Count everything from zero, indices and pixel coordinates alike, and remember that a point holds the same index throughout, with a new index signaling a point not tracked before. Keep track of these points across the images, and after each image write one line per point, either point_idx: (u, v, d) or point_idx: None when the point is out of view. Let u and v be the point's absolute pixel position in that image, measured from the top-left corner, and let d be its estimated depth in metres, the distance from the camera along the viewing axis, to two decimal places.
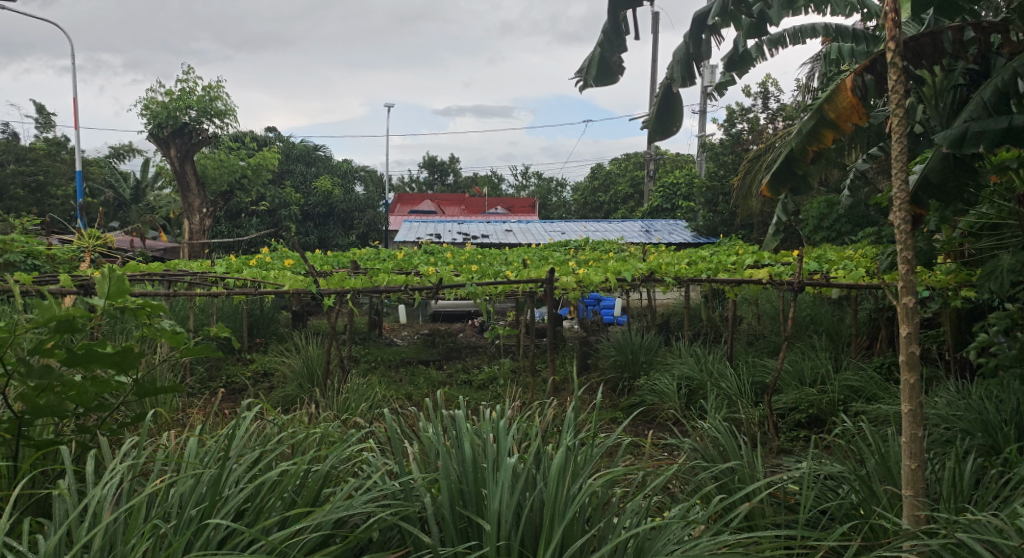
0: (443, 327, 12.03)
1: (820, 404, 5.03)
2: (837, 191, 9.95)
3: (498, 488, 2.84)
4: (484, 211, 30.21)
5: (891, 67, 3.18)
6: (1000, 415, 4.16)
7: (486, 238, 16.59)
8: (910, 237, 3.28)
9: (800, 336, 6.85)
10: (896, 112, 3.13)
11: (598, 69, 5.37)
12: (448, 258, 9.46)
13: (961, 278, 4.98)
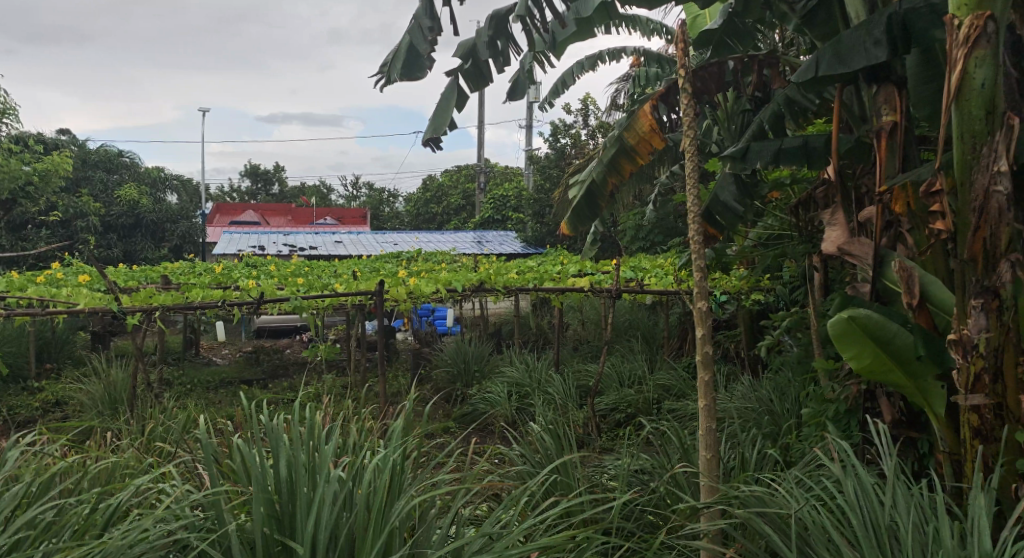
0: (269, 343, 11.59)
1: (638, 403, 5.40)
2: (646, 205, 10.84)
3: (316, 507, 2.74)
4: (313, 221, 29.46)
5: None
6: (785, 406, 4.69)
7: (314, 250, 16.19)
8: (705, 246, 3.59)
9: (620, 340, 7.35)
10: (690, 130, 3.41)
11: (403, 61, 5.05)
12: (273, 271, 9.08)
13: (752, 283, 5.57)
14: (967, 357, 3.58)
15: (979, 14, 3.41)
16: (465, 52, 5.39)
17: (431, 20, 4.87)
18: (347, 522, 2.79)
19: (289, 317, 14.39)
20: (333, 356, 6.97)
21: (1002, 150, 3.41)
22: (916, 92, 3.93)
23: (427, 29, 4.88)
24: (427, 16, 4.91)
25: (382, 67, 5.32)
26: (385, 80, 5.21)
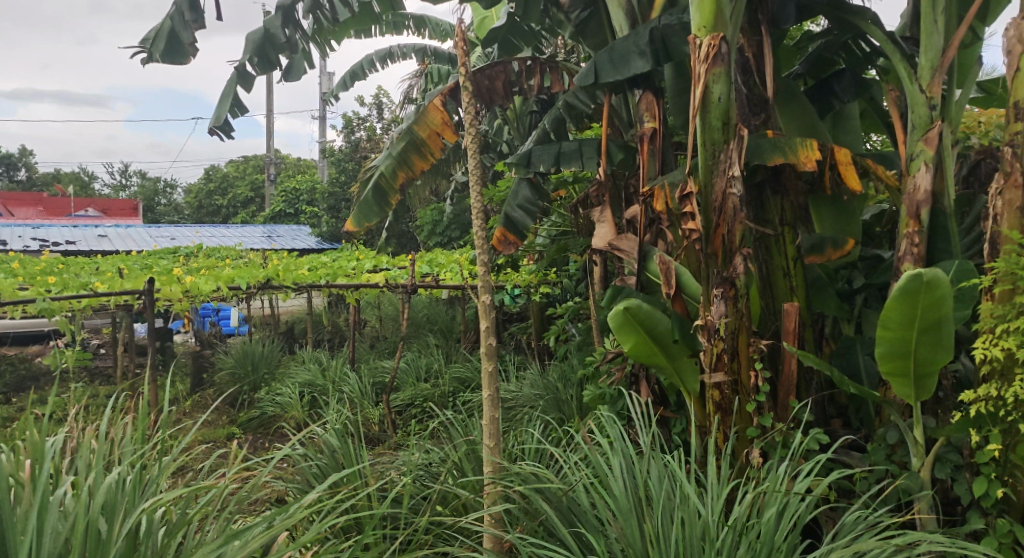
0: (10, 353, 10.12)
1: (433, 398, 5.50)
2: (440, 201, 11.11)
3: (33, 534, 2.44)
4: (74, 214, 26.21)
5: (465, 92, 3.54)
6: (570, 391, 5.01)
7: (72, 245, 14.45)
8: (487, 241, 3.68)
9: (417, 334, 7.43)
10: (470, 127, 3.47)
11: (167, 43, 5.15)
12: (19, 269, 7.94)
13: (540, 276, 5.86)
14: (711, 340, 4.07)
15: (714, 35, 3.84)
16: (260, 46, 5.11)
17: (193, 12, 5.07)
18: (75, 545, 2.51)
19: (40, 322, 12.70)
20: (92, 363, 6.27)
21: (735, 156, 3.87)
22: (672, 103, 4.40)
23: (190, 20, 5.09)
24: (190, 6, 5.09)
25: (145, 43, 5.35)
26: (148, 57, 5.26)
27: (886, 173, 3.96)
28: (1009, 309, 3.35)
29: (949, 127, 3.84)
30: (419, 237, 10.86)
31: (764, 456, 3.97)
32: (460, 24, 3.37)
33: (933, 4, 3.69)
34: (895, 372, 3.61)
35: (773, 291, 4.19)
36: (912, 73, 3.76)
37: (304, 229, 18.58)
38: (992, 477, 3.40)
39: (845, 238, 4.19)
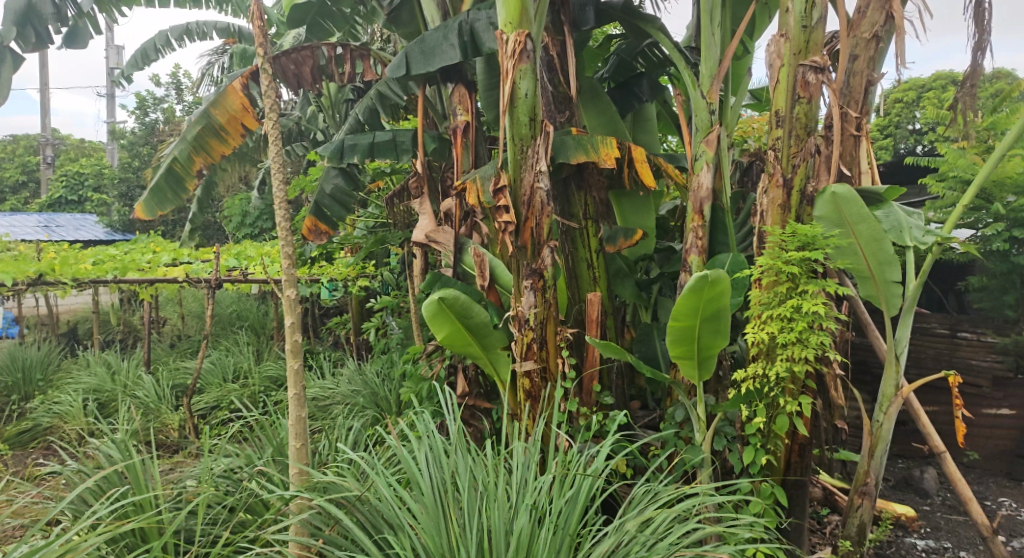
0: None
1: (241, 398, 5.30)
2: (245, 190, 10.57)
3: None
4: None
5: (266, 73, 3.32)
6: (388, 386, 4.96)
7: None
8: (291, 233, 3.47)
9: (224, 332, 7.03)
10: (271, 112, 3.27)
11: None
12: None
13: (357, 269, 5.75)
14: (521, 330, 4.17)
15: (520, 32, 3.92)
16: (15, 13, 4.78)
17: None
18: None
19: None
20: None
21: (541, 152, 3.98)
22: (483, 98, 4.45)
23: None
24: None
25: None
26: None
27: (676, 172, 4.29)
28: (774, 297, 3.77)
29: (726, 131, 4.23)
30: (227, 229, 10.24)
31: (571, 439, 4.15)
32: (258, 0, 3.16)
33: (711, 18, 4.04)
34: (683, 354, 3.93)
35: (579, 282, 4.39)
36: (694, 80, 4.11)
37: (93, 220, 16.77)
38: (758, 446, 3.81)
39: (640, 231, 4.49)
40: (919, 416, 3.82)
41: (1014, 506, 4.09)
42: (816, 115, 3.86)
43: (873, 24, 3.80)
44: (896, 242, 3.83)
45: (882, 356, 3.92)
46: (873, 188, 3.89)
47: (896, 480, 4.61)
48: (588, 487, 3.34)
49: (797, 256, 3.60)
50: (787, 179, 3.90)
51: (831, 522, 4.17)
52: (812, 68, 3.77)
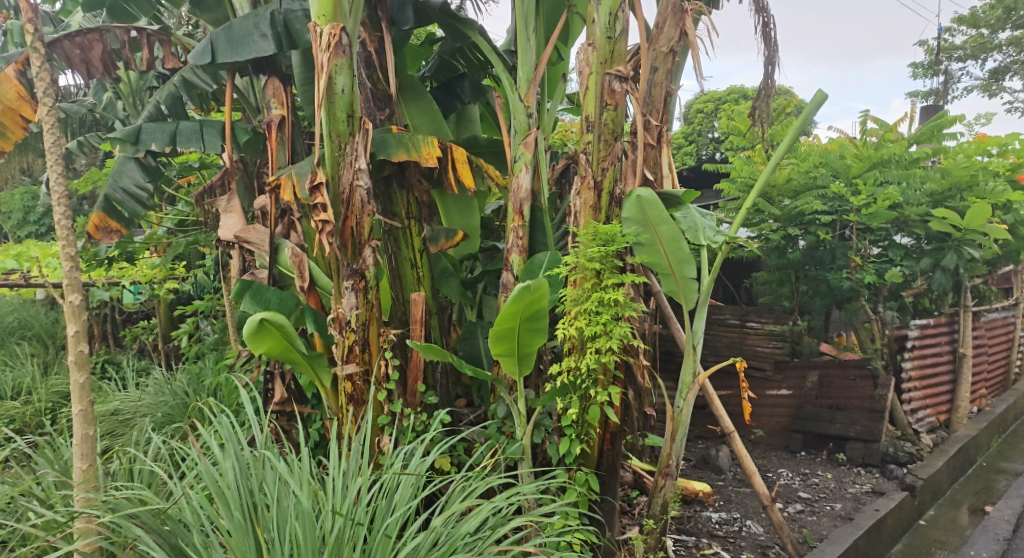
0: None
1: (26, 415, 4.93)
2: (28, 183, 9.41)
3: None
4: None
5: (37, 54, 2.95)
6: (199, 395, 4.64)
7: None
8: (72, 232, 3.09)
9: (3, 344, 6.23)
10: (41, 97, 2.90)
11: None
12: None
13: (164, 271, 5.35)
14: (343, 333, 4.06)
15: (334, 25, 3.79)
16: None
17: None
18: None
19: None
20: None
21: (360, 150, 3.87)
22: (299, 92, 4.27)
23: None
24: None
25: None
26: None
27: (497, 174, 4.41)
28: (581, 293, 3.98)
29: (544, 135, 4.38)
30: (5, 226, 9.06)
31: (394, 440, 4.11)
32: None
33: (526, 24, 4.14)
34: (504, 353, 4.01)
35: (401, 282, 4.32)
36: (512, 83, 4.19)
37: None
38: (573, 437, 3.97)
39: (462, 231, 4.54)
40: (712, 401, 4.19)
41: (791, 476, 4.62)
42: (621, 121, 4.09)
43: (670, 40, 4.11)
44: (692, 242, 4.18)
45: (681, 344, 4.28)
46: (671, 191, 4.19)
47: (697, 459, 5.04)
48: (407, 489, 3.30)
49: (598, 252, 3.83)
50: (597, 182, 4.10)
51: (639, 503, 4.49)
52: (617, 77, 4.00)
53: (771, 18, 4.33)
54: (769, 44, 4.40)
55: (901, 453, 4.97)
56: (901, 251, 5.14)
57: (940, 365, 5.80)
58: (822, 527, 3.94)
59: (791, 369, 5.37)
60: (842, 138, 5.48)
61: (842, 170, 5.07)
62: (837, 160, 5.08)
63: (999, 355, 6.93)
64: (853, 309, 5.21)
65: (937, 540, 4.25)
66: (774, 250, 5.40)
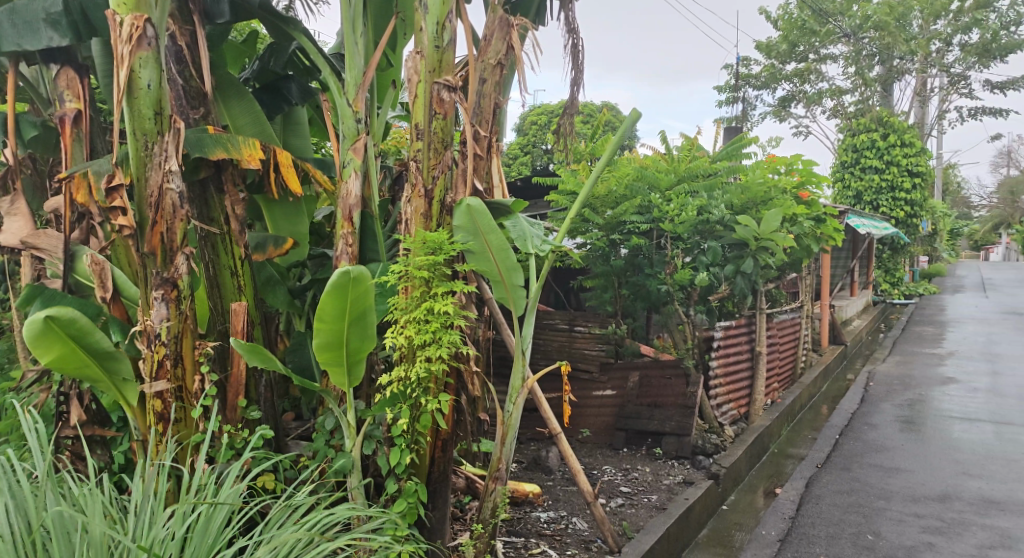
0: None
1: None
2: None
3: None
4: None
5: None
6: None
7: None
8: None
9: None
10: None
11: None
12: None
13: None
14: (151, 347, 3.72)
15: (136, 15, 3.49)
16: None
17: None
18: None
19: None
20: None
21: (169, 149, 3.58)
22: (99, 85, 3.90)
23: None
24: None
25: None
26: None
27: (323, 179, 4.30)
28: (410, 302, 3.94)
29: (373, 141, 4.29)
30: None
31: (211, 461, 3.85)
32: None
33: (354, 27, 4.05)
34: (332, 361, 3.83)
35: (220, 293, 4.03)
36: (339, 87, 4.05)
37: None
38: (404, 446, 3.90)
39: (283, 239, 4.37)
40: (542, 403, 4.27)
41: (614, 472, 4.90)
42: (451, 131, 4.10)
43: (497, 53, 4.21)
44: (521, 249, 4.28)
45: (511, 349, 4.34)
46: (501, 201, 4.29)
47: (528, 461, 5.20)
48: (221, 513, 3.11)
49: (427, 261, 3.81)
50: (428, 190, 4.07)
51: (471, 509, 4.53)
52: (445, 86, 4.03)
53: (578, 39, 4.60)
54: (577, 64, 4.66)
55: (707, 444, 5.39)
56: (707, 258, 5.66)
57: (742, 362, 6.45)
58: (639, 519, 4.20)
59: (615, 370, 5.66)
60: (654, 152, 5.87)
61: (655, 183, 5.47)
62: (652, 174, 5.43)
63: (788, 352, 7.77)
64: (668, 312, 5.86)
65: (736, 523, 4.71)
66: (599, 257, 5.82)
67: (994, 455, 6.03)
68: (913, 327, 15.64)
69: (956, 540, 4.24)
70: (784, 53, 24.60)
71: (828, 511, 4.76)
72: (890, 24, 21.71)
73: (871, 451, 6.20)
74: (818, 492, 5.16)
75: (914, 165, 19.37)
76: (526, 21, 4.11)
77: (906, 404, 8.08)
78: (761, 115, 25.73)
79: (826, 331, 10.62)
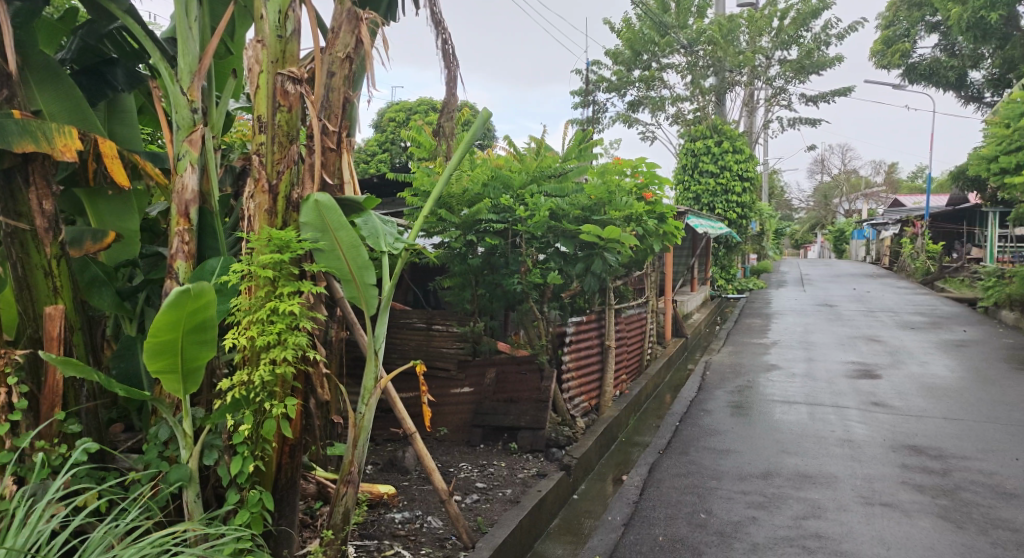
0: None
1: None
2: None
3: None
4: None
5: None
6: None
7: None
8: None
9: None
10: None
11: None
12: None
13: None
14: None
15: None
16: None
17: None
18: None
19: None
20: None
21: None
22: None
23: None
24: None
25: None
26: None
27: (156, 172, 4.03)
28: (254, 302, 3.73)
29: (211, 133, 4.02)
30: None
31: (20, 481, 3.47)
32: None
33: (187, 10, 3.79)
34: (164, 370, 3.56)
35: (31, 294, 3.59)
36: (171, 74, 3.76)
37: None
38: (246, 454, 3.69)
39: (101, 235, 4.00)
40: (396, 404, 4.10)
41: (470, 469, 4.95)
42: (296, 124, 3.91)
43: (346, 46, 4.11)
44: (373, 247, 4.19)
45: (363, 349, 4.18)
46: (352, 198, 4.23)
47: (384, 463, 5.13)
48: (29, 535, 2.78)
49: (271, 259, 3.62)
50: (272, 186, 3.84)
51: (321, 515, 4.41)
52: (289, 78, 3.84)
53: (449, 37, 4.58)
54: (451, 63, 4.65)
55: (560, 437, 5.57)
56: (560, 257, 5.91)
57: (592, 356, 6.73)
58: (493, 513, 4.26)
59: (473, 367, 5.75)
60: (510, 153, 5.99)
61: (509, 183, 5.60)
62: (505, 175, 5.58)
63: (634, 345, 8.20)
64: (523, 310, 5.98)
65: (585, 511, 4.92)
66: (456, 256, 5.79)
67: (808, 434, 6.71)
68: (743, 319, 17.02)
69: (775, 513, 4.65)
70: (630, 60, 25.94)
71: (668, 494, 5.07)
72: (720, 39, 23.63)
73: (706, 436, 6.68)
74: (659, 477, 5.48)
75: (743, 170, 21.26)
76: (376, 16, 4.04)
77: (736, 390, 8.79)
78: (613, 119, 26.97)
79: (668, 324, 11.33)
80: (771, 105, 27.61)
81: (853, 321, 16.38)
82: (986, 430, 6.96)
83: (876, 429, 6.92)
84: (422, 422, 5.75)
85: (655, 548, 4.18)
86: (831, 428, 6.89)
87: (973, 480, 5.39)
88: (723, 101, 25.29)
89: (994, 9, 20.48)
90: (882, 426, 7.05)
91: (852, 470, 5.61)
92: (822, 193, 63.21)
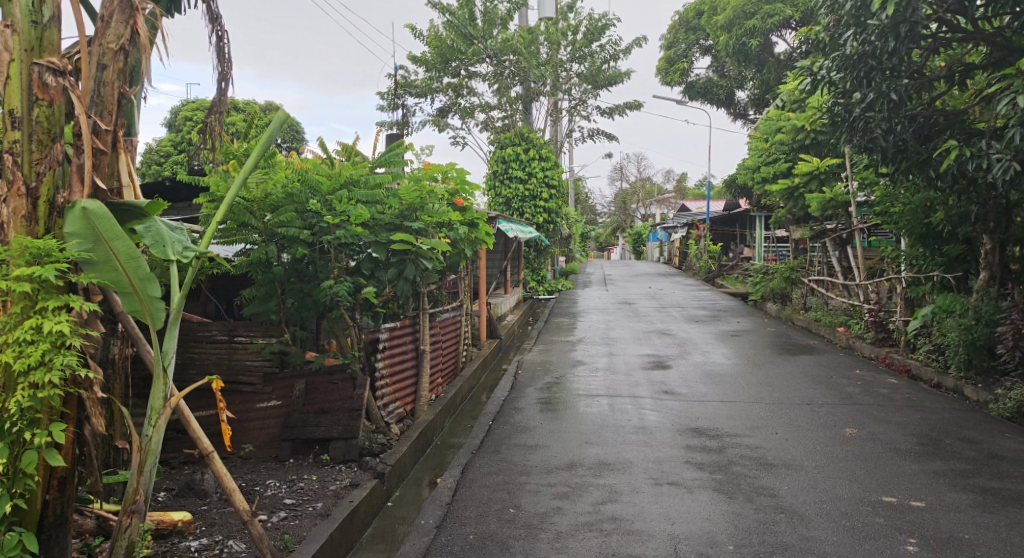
0: None
1: None
2: None
3: None
4: None
5: None
6: None
7: None
8: None
9: None
10: None
11: None
12: None
13: None
14: None
15: None
16: None
17: None
18: None
19: None
20: None
21: None
22: None
23: None
24: None
25: None
26: None
27: None
28: (8, 320, 3.24)
29: None
30: None
31: None
32: None
33: None
34: None
35: None
36: None
37: None
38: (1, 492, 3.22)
39: None
40: (189, 422, 3.66)
41: (278, 485, 4.75)
42: (60, 121, 3.51)
43: (118, 37, 3.70)
44: (158, 257, 3.84)
45: (149, 365, 3.75)
46: (134, 203, 3.81)
47: (181, 487, 4.79)
48: None
49: (28, 272, 3.17)
50: (31, 189, 3.41)
51: (102, 551, 4.02)
52: (48, 68, 3.43)
53: (224, 33, 4.64)
54: (224, 59, 4.69)
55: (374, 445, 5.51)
56: (370, 262, 6.08)
57: (406, 362, 6.73)
58: (302, 529, 4.09)
59: (279, 380, 5.57)
60: (317, 155, 5.85)
61: (317, 187, 5.59)
62: (312, 179, 5.53)
63: (450, 349, 8.31)
64: (332, 318, 5.82)
65: (400, 518, 4.90)
66: (259, 264, 5.56)
67: (608, 424, 7.16)
68: (553, 319, 17.82)
69: (576, 501, 4.91)
70: (438, 66, 26.28)
71: (480, 492, 5.19)
72: (524, 51, 24.70)
73: (517, 433, 6.91)
74: (472, 476, 5.59)
75: (550, 177, 22.45)
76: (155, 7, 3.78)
77: (545, 387, 9.19)
78: (422, 124, 27.09)
79: (482, 326, 11.60)
80: (573, 115, 29.22)
81: (649, 317, 17.75)
82: (752, 409, 7.88)
83: (665, 415, 7.55)
84: (224, 442, 5.42)
85: (465, 547, 4.24)
86: (627, 418, 7.41)
87: (742, 455, 6.07)
88: (530, 111, 26.47)
89: (752, 36, 23.81)
90: (670, 412, 7.72)
91: (644, 454, 6.07)
92: (625, 200, 68.31)
